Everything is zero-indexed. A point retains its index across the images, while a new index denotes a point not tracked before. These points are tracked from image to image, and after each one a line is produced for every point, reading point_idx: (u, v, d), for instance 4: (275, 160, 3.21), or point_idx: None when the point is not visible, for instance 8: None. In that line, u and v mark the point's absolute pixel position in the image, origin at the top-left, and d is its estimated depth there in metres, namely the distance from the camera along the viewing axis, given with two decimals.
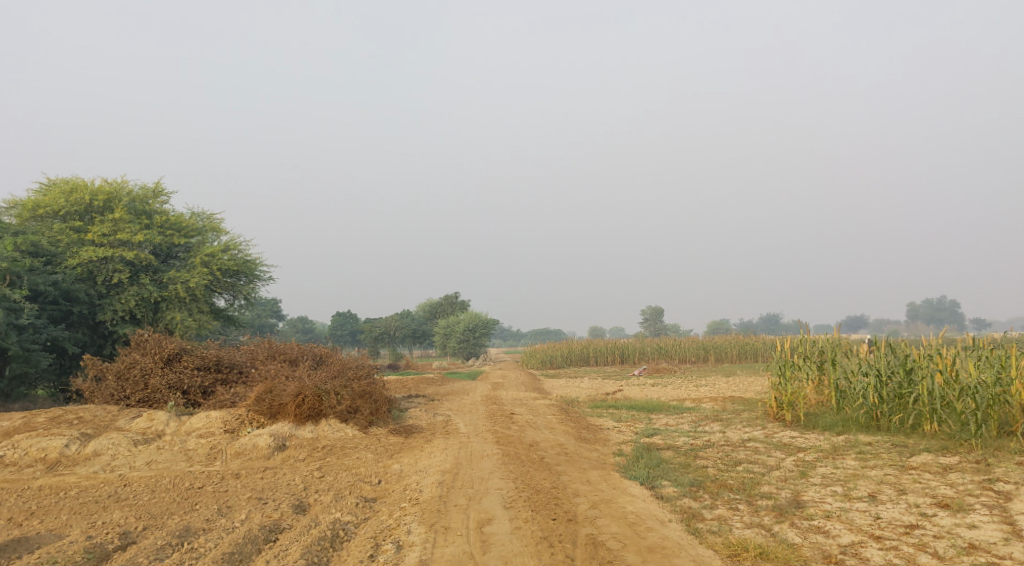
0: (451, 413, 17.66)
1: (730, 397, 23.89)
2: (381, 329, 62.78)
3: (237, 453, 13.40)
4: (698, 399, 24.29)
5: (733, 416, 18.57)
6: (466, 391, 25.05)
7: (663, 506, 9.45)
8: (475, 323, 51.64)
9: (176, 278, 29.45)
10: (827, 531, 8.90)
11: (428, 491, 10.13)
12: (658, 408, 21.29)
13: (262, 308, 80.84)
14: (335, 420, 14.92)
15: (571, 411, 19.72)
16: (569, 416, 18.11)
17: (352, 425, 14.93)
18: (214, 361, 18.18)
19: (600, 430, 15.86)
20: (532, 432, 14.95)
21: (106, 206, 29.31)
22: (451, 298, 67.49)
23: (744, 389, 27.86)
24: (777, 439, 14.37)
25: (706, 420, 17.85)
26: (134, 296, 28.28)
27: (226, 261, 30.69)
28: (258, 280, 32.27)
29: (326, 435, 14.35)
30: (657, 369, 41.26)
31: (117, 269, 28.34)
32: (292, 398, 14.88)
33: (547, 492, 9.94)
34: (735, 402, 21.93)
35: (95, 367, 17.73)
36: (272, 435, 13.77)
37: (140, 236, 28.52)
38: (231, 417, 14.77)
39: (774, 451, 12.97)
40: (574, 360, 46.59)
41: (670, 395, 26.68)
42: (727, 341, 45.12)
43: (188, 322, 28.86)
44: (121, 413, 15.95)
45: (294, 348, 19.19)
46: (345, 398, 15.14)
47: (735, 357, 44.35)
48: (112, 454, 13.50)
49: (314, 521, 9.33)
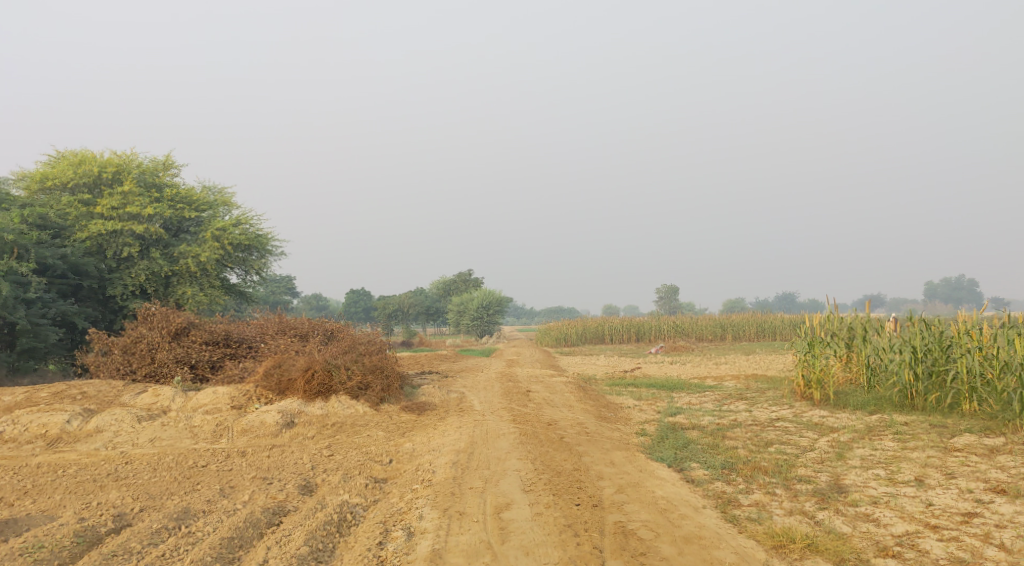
0: (465, 390, 17.10)
1: (752, 376, 23.24)
2: (395, 306, 62.40)
3: (244, 430, 12.87)
4: (719, 377, 23.63)
5: (757, 396, 17.90)
6: (480, 368, 24.48)
7: (695, 492, 8.87)
8: (489, 301, 51.07)
9: (187, 252, 28.97)
10: (876, 520, 8.31)
11: (441, 472, 9.56)
12: (678, 387, 20.65)
13: (275, 284, 80.61)
14: (345, 396, 14.39)
15: (589, 388, 19.12)
16: (588, 394, 17.52)
17: (363, 401, 14.38)
18: (222, 336, 17.67)
19: (621, 409, 15.25)
20: (550, 410, 14.36)
21: (115, 178, 28.83)
22: (465, 275, 66.93)
23: (765, 367, 27.15)
24: (807, 419, 13.73)
25: (730, 399, 17.22)
26: (144, 271, 27.85)
27: (237, 235, 30.19)
28: (270, 255, 31.79)
29: (337, 411, 13.81)
30: (674, 347, 40.62)
31: (126, 243, 27.90)
32: (301, 373, 14.36)
33: (569, 475, 9.35)
34: (758, 381, 21.25)
35: (101, 341, 17.26)
36: (280, 412, 13.24)
37: (151, 209, 28.05)
38: (239, 392, 14.27)
39: (806, 432, 12.32)
40: (589, 338, 45.87)
41: (689, 374, 26.01)
42: (745, 319, 44.30)
43: (199, 297, 28.40)
44: (126, 388, 15.47)
45: (305, 323, 18.67)
46: (356, 373, 14.59)
47: (753, 335, 43.58)
48: (115, 430, 13.01)
49: (320, 503, 8.78)
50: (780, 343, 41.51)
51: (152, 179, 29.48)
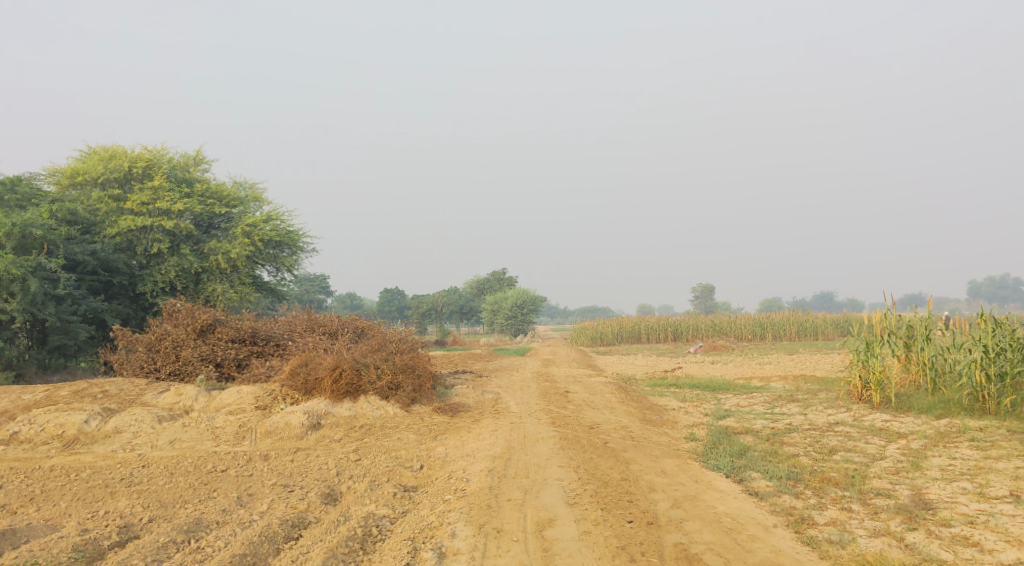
0: (500, 390, 16.33)
1: (799, 377, 22.19)
2: (428, 305, 61.87)
3: (268, 432, 12.19)
4: (764, 378, 22.62)
5: (808, 398, 16.91)
6: (515, 367, 23.67)
7: (762, 508, 8.02)
8: (524, 300, 50.30)
9: (217, 248, 28.53)
10: (976, 543, 7.44)
11: (476, 481, 8.77)
12: (722, 387, 19.70)
13: (309, 283, 80.50)
14: (375, 396, 13.67)
15: (630, 389, 18.24)
16: (628, 395, 16.65)
17: (393, 401, 13.64)
18: (249, 333, 17.07)
19: (667, 411, 14.37)
20: (591, 412, 13.53)
21: (146, 174, 28.47)
22: (498, 274, 66.22)
23: (811, 368, 26.06)
24: (870, 424, 12.78)
25: (780, 402, 16.26)
26: (175, 267, 27.44)
27: (268, 231, 29.71)
28: (302, 251, 31.29)
29: (365, 413, 13.09)
30: (713, 347, 39.53)
31: (156, 239, 27.52)
32: (328, 372, 13.65)
33: (617, 486, 8.51)
34: (807, 382, 20.24)
35: (125, 338, 16.72)
36: (306, 412, 12.54)
37: (181, 205, 27.65)
38: (264, 392, 13.61)
39: (871, 438, 11.38)
40: (625, 337, 44.87)
41: (732, 374, 25.00)
42: (785, 318, 43.07)
43: (229, 295, 27.94)
44: (149, 387, 14.88)
45: (334, 320, 18.01)
46: (386, 372, 13.86)
47: (794, 334, 42.36)
48: (135, 431, 12.39)
49: (343, 516, 8.04)
50: (822, 343, 40.27)
51: (183, 175, 29.11)
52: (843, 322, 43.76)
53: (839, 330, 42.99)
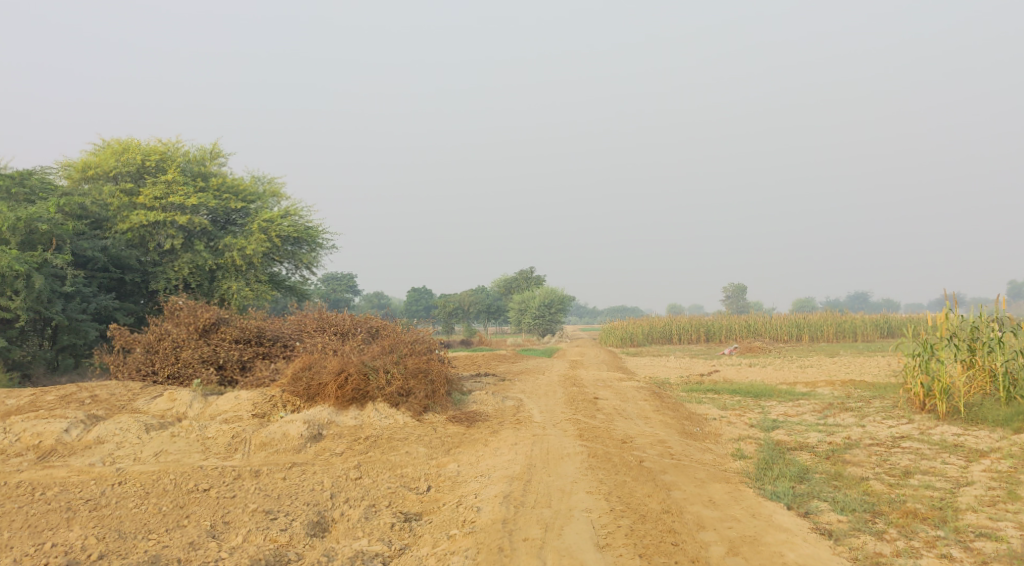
0: (523, 396, 15.01)
1: (846, 382, 20.63)
2: (456, 305, 60.65)
3: (263, 444, 10.95)
4: (808, 383, 21.07)
5: (862, 408, 15.40)
6: (540, 370, 22.29)
7: (839, 555, 6.72)
8: (552, 299, 48.94)
9: (232, 245, 27.42)
10: None
11: (488, 512, 7.46)
12: (764, 394, 18.19)
13: (336, 282, 79.69)
14: (383, 404, 12.39)
15: (664, 395, 16.82)
16: (664, 402, 15.21)
17: (404, 410, 12.35)
18: (254, 333, 15.88)
19: (707, 421, 12.96)
20: (622, 423, 12.15)
21: (160, 167, 27.43)
22: (526, 273, 64.88)
23: (855, 373, 24.46)
24: (941, 440, 11.32)
25: (833, 412, 14.77)
26: (188, 265, 26.34)
27: (286, 227, 28.63)
28: (321, 248, 30.19)
29: (373, 423, 11.83)
30: (750, 348, 37.89)
31: (170, 235, 26.47)
32: (333, 377, 12.41)
33: (658, 522, 7.20)
34: (856, 389, 18.69)
35: (123, 338, 15.59)
36: (306, 422, 11.31)
37: (196, 200, 26.59)
38: (263, 399, 12.40)
39: (946, 456, 9.94)
40: (657, 338, 43.29)
41: (771, 379, 23.45)
42: (822, 319, 41.34)
43: (245, 292, 26.83)
44: (143, 391, 13.68)
45: (346, 319, 16.76)
46: (396, 377, 12.56)
47: (832, 336, 40.63)
48: (118, 442, 11.17)
49: (328, 556, 6.94)
50: (863, 344, 38.50)
51: (198, 170, 28.08)
52: (882, 323, 42.00)
53: (878, 331, 41.23)
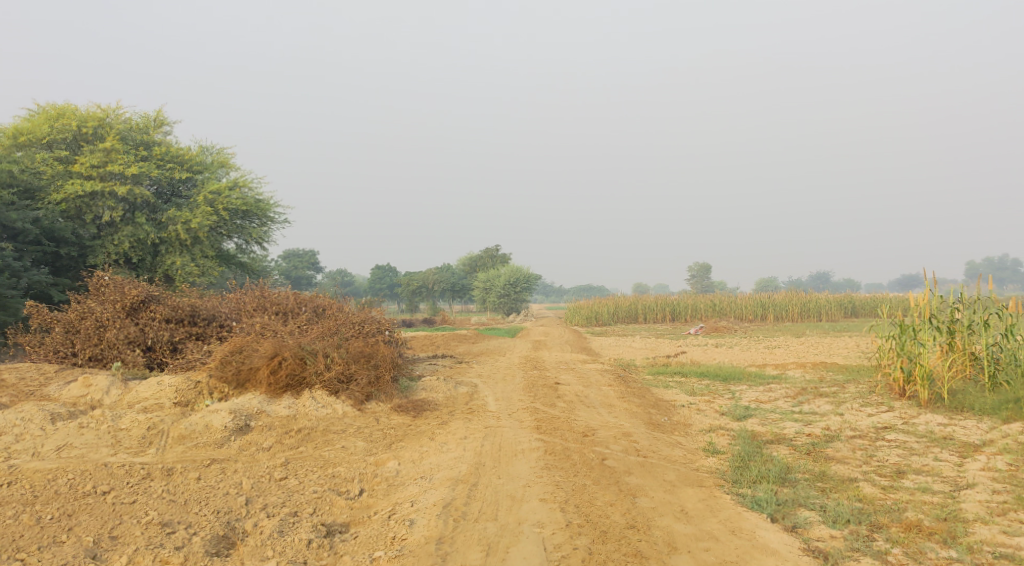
0: (478, 381, 13.90)
1: (818, 365, 19.79)
2: (419, 283, 59.28)
3: (181, 437, 9.76)
4: (778, 366, 20.24)
5: (837, 394, 14.52)
6: (501, 352, 21.17)
7: None
8: (516, 277, 47.77)
9: (176, 218, 25.79)
10: None
11: (422, 528, 6.87)
12: (733, 378, 17.28)
13: (298, 259, 77.78)
14: (321, 391, 11.23)
15: (630, 379, 15.81)
16: (630, 388, 14.19)
17: (344, 398, 11.17)
18: (187, 312, 14.57)
19: (675, 409, 11.97)
20: (583, 413, 11.09)
21: (98, 135, 25.78)
22: (491, 251, 63.68)
23: (824, 356, 23.70)
24: (928, 431, 10.47)
25: (808, 399, 13.87)
26: (128, 238, 24.68)
27: (235, 199, 27.10)
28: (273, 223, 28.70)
29: (308, 413, 10.68)
30: (716, 328, 37.11)
31: (109, 207, 24.82)
32: (265, 362, 11.25)
33: (620, 542, 6.61)
34: (828, 373, 17.87)
35: (40, 317, 14.20)
36: (231, 413, 10.13)
37: (137, 169, 24.95)
38: (187, 385, 11.17)
39: (937, 451, 9.05)
40: (622, 317, 42.38)
41: (739, 361, 22.60)
42: (787, 298, 40.81)
43: (190, 268, 25.23)
44: (57, 376, 12.33)
45: (289, 298, 15.49)
46: (336, 361, 11.40)
47: (797, 315, 40.14)
48: (17, 434, 9.68)
49: None
50: (829, 324, 38.00)
51: (141, 137, 26.41)
52: (846, 303, 41.62)
53: (842, 311, 40.84)
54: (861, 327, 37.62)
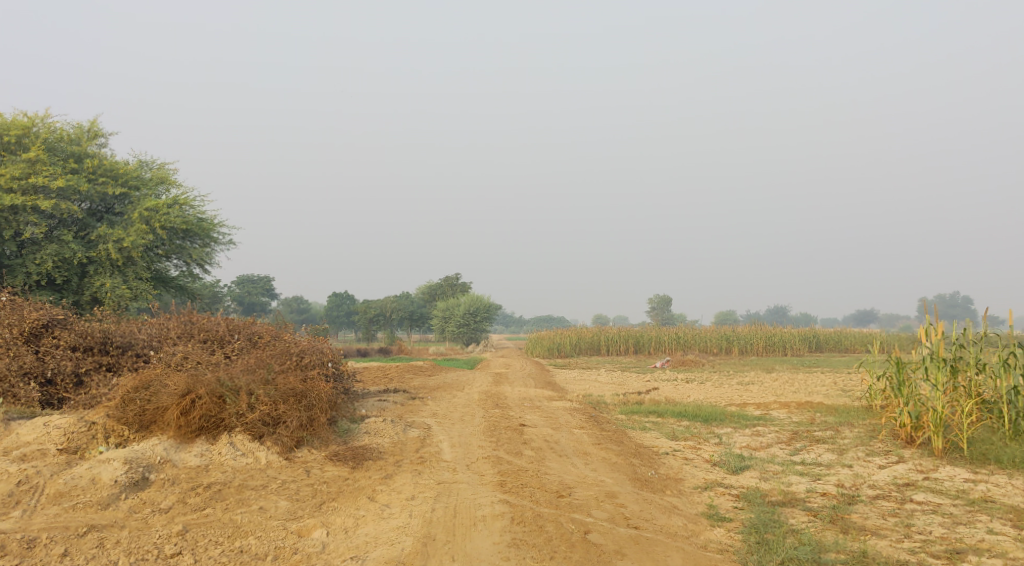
0: (433, 422, 12.09)
1: (800, 404, 18.30)
2: (377, 312, 57.24)
3: (58, 495, 7.86)
4: (758, 405, 18.66)
5: (836, 441, 12.98)
6: (459, 385, 19.36)
7: None
8: (477, 306, 46.09)
9: (108, 236, 23.59)
10: None
11: None
12: (715, 418, 15.64)
13: (252, 285, 75.23)
14: (242, 435, 9.36)
15: (603, 420, 14.12)
16: (605, 431, 12.50)
17: (268, 444, 9.30)
18: (98, 340, 12.60)
19: (660, 459, 10.31)
20: (557, 465, 9.30)
21: (22, 145, 23.53)
22: (452, 280, 61.84)
23: (802, 393, 22.28)
24: (957, 489, 8.97)
25: (806, 446, 12.31)
26: (52, 257, 22.40)
27: (173, 217, 24.95)
28: (217, 243, 26.59)
29: (222, 463, 8.83)
30: (683, 362, 35.67)
31: (32, 222, 22.56)
32: (175, 400, 9.36)
33: None
34: (817, 414, 16.33)
35: None
36: (126, 463, 8.25)
37: (65, 181, 22.75)
38: (80, 427, 9.25)
39: (986, 519, 7.44)
40: (586, 349, 40.71)
41: (714, 399, 20.99)
42: (752, 332, 39.63)
43: (122, 291, 23.02)
44: None
45: (220, 325, 13.52)
46: (261, 400, 9.52)
47: (762, 349, 38.92)
48: None
49: None
50: (797, 360, 36.79)
51: (72, 149, 24.19)
52: (810, 337, 40.54)
53: (806, 345, 39.72)
54: (829, 362, 36.42)
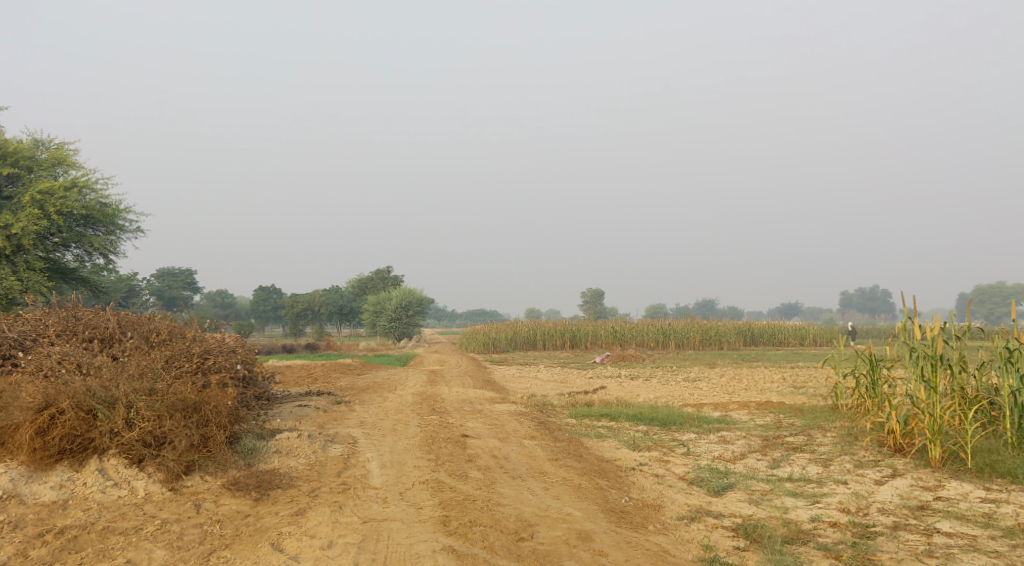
0: (358, 435, 10.29)
1: (758, 404, 17.01)
2: (304, 305, 54.75)
3: None
4: (714, 404, 17.29)
5: (814, 449, 11.60)
6: (391, 386, 17.56)
7: None
8: (408, 300, 44.18)
9: None
10: None
11: None
12: (674, 422, 14.17)
13: (172, 278, 71.63)
14: (116, 460, 7.46)
15: (553, 428, 12.52)
16: (558, 442, 10.89)
17: (150, 471, 7.41)
18: None
19: (629, 479, 8.75)
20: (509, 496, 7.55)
21: None
22: (382, 273, 59.66)
23: (753, 391, 21.13)
24: (982, 513, 7.65)
25: (785, 456, 10.91)
26: None
27: (71, 202, 22.23)
28: (123, 232, 24.04)
29: (87, 498, 6.98)
30: (623, 357, 34.44)
31: None
32: (29, 416, 7.39)
33: None
34: (780, 416, 15.03)
35: None
36: None
37: None
38: None
39: None
40: (521, 344, 39.08)
41: (663, 398, 19.61)
42: (688, 326, 38.71)
43: (11, 282, 20.43)
44: None
45: (109, 321, 11.48)
46: (142, 414, 7.59)
47: (699, 344, 38.00)
48: None
49: None
50: (735, 354, 35.95)
51: None
52: (744, 331, 39.81)
53: (742, 339, 38.94)
54: (767, 357, 35.61)
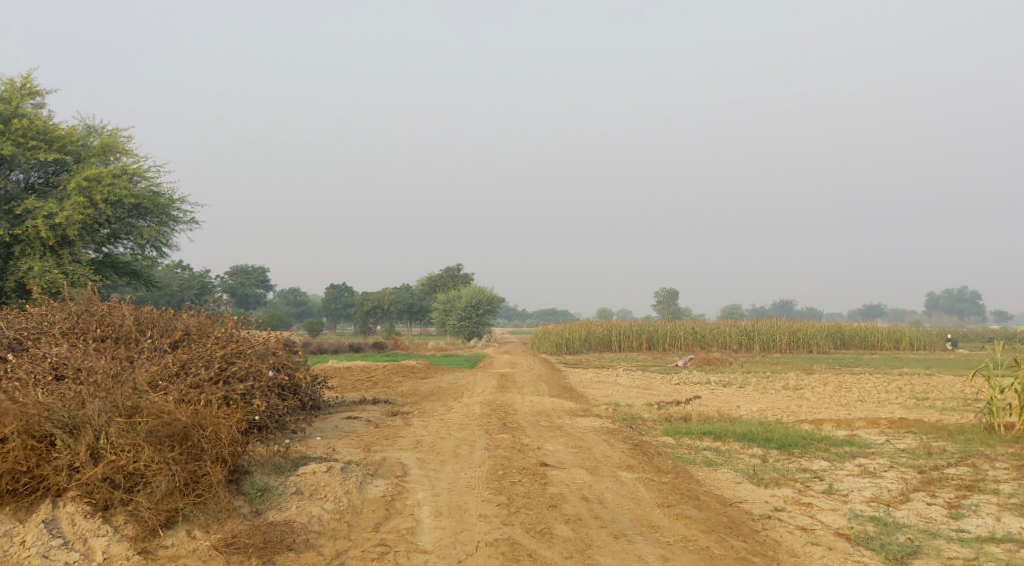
0: (408, 462, 8.13)
1: (887, 421, 14.29)
2: (374, 304, 53.18)
3: None
4: (835, 421, 14.57)
5: (995, 486, 8.93)
6: (456, 393, 15.44)
7: None
8: (479, 298, 42.19)
9: (37, 209, 18.22)
10: None
11: None
12: (796, 445, 11.63)
13: (244, 275, 71.09)
14: (74, 504, 5.46)
15: (649, 452, 10.17)
16: (661, 475, 8.50)
17: (117, 524, 5.44)
18: None
19: (773, 542, 6.40)
20: None
21: None
22: (452, 272, 57.89)
23: (867, 401, 18.36)
24: None
25: (963, 499, 8.30)
26: None
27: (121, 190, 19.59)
28: (177, 224, 22.20)
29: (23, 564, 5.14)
30: (707, 359, 31.72)
31: None
32: None
33: None
34: (922, 438, 12.37)
35: None
36: None
37: None
38: None
39: None
40: (596, 346, 36.70)
41: (766, 409, 17.01)
42: (774, 327, 35.81)
43: (55, 275, 17.62)
44: None
45: (125, 317, 9.49)
46: (112, 443, 5.57)
47: (787, 346, 35.00)
48: None
49: None
50: (830, 358, 32.90)
51: None
52: (835, 332, 36.65)
53: (833, 342, 35.83)
54: (866, 361, 32.45)
